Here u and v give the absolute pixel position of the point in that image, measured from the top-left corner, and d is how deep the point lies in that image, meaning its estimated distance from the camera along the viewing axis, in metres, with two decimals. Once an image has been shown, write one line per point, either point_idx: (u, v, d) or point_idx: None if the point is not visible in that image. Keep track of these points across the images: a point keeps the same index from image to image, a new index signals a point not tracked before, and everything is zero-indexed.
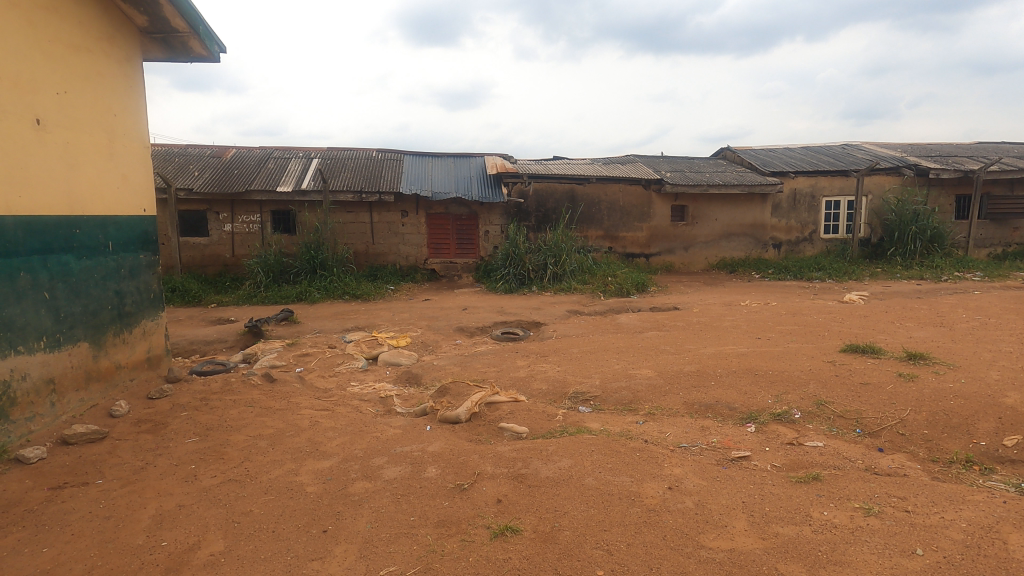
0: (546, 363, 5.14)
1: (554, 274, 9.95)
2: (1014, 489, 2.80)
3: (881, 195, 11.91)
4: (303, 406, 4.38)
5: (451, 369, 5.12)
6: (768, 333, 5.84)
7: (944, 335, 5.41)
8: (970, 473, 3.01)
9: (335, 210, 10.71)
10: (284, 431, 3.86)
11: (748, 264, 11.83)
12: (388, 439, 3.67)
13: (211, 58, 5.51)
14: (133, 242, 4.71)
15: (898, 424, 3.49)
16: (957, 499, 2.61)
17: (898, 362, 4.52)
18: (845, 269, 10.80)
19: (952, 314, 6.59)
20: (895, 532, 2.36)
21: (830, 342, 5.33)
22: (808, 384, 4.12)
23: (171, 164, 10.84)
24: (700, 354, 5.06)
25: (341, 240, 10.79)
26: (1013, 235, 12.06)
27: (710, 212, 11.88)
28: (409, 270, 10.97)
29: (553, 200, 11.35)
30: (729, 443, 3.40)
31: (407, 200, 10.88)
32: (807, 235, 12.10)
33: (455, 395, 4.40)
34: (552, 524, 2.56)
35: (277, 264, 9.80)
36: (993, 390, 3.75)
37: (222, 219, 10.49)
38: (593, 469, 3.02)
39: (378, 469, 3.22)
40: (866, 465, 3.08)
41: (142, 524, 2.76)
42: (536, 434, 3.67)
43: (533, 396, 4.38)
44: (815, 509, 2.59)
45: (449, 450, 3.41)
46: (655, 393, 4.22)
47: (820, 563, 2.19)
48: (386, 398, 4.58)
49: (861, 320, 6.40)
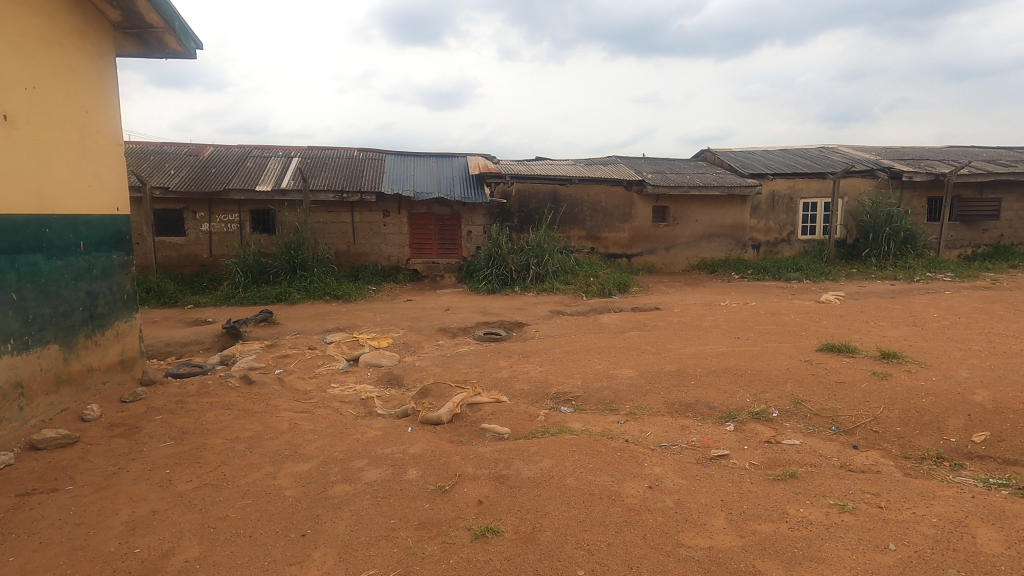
0: (528, 363, 5.15)
1: (537, 274, 9.97)
2: (983, 484, 2.88)
3: (856, 197, 12.16)
4: (283, 408, 4.32)
5: (433, 370, 5.10)
6: (747, 333, 5.92)
7: (916, 334, 5.54)
8: (941, 469, 3.09)
9: (316, 210, 10.60)
10: (262, 434, 3.80)
11: (727, 264, 11.98)
12: (368, 441, 3.64)
13: (187, 54, 5.41)
14: (106, 242, 4.61)
15: (872, 422, 3.56)
16: (928, 494, 2.67)
17: (872, 361, 4.61)
18: (821, 269, 11.00)
19: (924, 313, 6.76)
20: (868, 527, 2.41)
21: (807, 341, 5.42)
22: (786, 382, 4.19)
23: (146, 162, 10.61)
24: (680, 354, 5.10)
25: (323, 240, 10.68)
26: (983, 237, 12.40)
27: (690, 214, 11.99)
28: (391, 270, 10.90)
29: (536, 200, 11.36)
30: (708, 441, 3.44)
31: (389, 200, 10.82)
32: (785, 236, 12.30)
33: (437, 396, 4.38)
34: (533, 525, 2.56)
35: (256, 264, 9.67)
36: (963, 387, 3.85)
37: (199, 218, 10.30)
38: (574, 469, 3.03)
39: (359, 471, 3.19)
40: (842, 462, 3.14)
41: (114, 530, 2.70)
42: (518, 434, 3.67)
43: (515, 396, 4.39)
44: (792, 506, 2.63)
45: (430, 451, 3.39)
46: (637, 393, 4.25)
47: (797, 560, 2.22)
48: (367, 400, 4.54)
49: (837, 319, 6.53)
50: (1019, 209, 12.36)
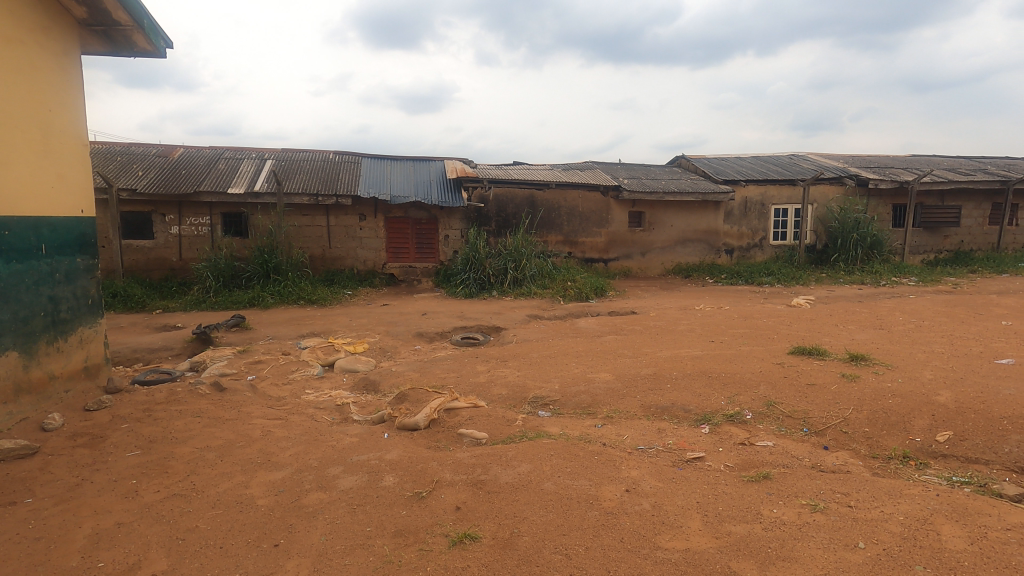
0: (506, 368, 5.15)
1: (514, 279, 9.98)
2: (946, 482, 2.98)
3: (825, 204, 12.49)
4: (255, 415, 4.22)
5: (410, 375, 5.05)
6: (721, 336, 6.03)
7: (882, 337, 5.71)
8: (907, 468, 3.18)
9: (290, 213, 10.44)
10: (234, 442, 3.70)
11: (702, 269, 12.16)
12: (343, 447, 3.58)
13: (156, 53, 5.29)
14: (70, 245, 4.46)
15: (842, 422, 3.65)
16: (896, 493, 2.74)
17: (841, 363, 4.74)
18: (792, 274, 11.27)
19: (890, 316, 6.97)
20: (839, 526, 2.46)
21: (779, 344, 5.54)
22: (759, 385, 4.27)
23: (113, 163, 10.33)
24: (656, 357, 5.16)
25: (297, 244, 10.52)
26: (944, 243, 12.85)
27: (666, 219, 12.14)
28: (367, 274, 10.78)
29: (513, 205, 11.38)
30: (684, 444, 3.49)
31: (365, 204, 10.71)
32: (757, 241, 12.55)
33: (414, 402, 4.33)
34: (511, 530, 2.55)
35: (228, 268, 9.48)
36: (927, 388, 3.98)
37: (169, 221, 10.05)
38: (552, 474, 3.02)
39: (334, 479, 3.13)
40: (813, 463, 3.20)
41: (76, 545, 2.59)
42: (496, 439, 3.65)
43: (493, 401, 4.37)
44: (765, 507, 2.67)
45: (407, 457, 3.36)
46: (614, 396, 4.28)
47: (771, 560, 2.25)
48: (342, 406, 4.47)
49: (807, 323, 6.69)
50: (978, 216, 12.85)
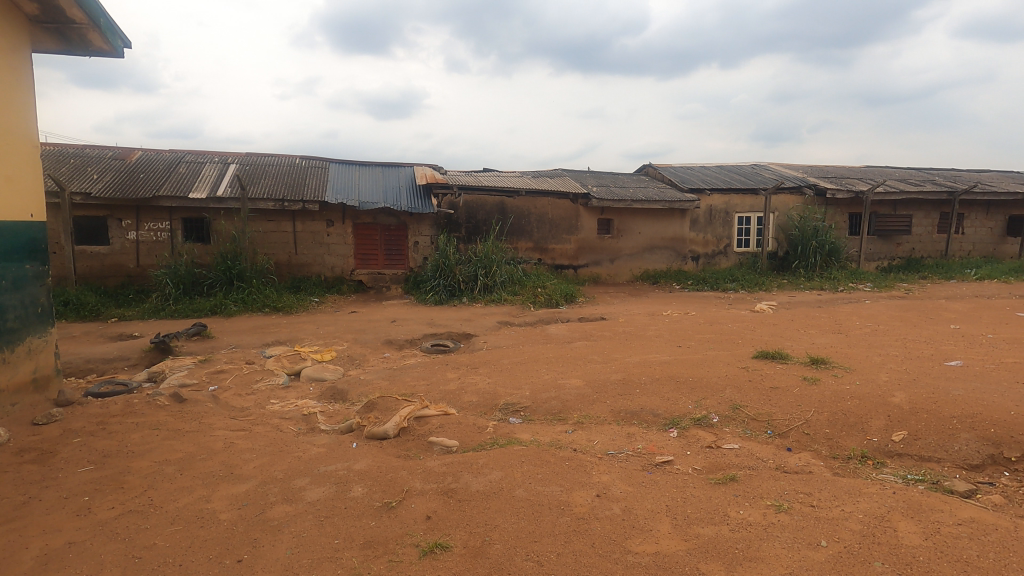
0: (477, 375, 5.12)
1: (484, 285, 9.97)
2: (902, 480, 3.09)
3: (786, 212, 12.90)
4: (217, 426, 4.09)
5: (379, 383, 4.97)
6: (688, 341, 6.14)
7: (841, 341, 5.92)
8: (865, 467, 3.29)
9: (255, 218, 10.20)
10: (195, 454, 3.58)
11: (669, 275, 12.38)
12: (310, 458, 3.50)
13: (113, 53, 5.12)
14: (18, 251, 4.25)
15: (803, 424, 3.76)
16: (855, 492, 2.84)
17: (802, 366, 4.89)
18: (755, 280, 11.58)
19: (848, 321, 7.22)
20: (802, 526, 2.52)
21: (744, 349, 5.68)
22: (725, 389, 4.36)
23: (66, 165, 9.92)
24: (626, 363, 5.22)
25: (262, 250, 10.28)
26: (897, 250, 13.41)
27: (634, 226, 12.33)
28: (334, 281, 10.61)
29: (483, 212, 11.39)
30: (653, 448, 3.53)
31: (333, 210, 10.55)
32: (722, 248, 12.85)
33: (383, 410, 4.27)
34: (482, 538, 2.53)
35: (189, 275, 9.19)
36: (883, 390, 4.13)
37: (126, 226, 9.69)
38: (523, 480, 3.02)
39: (301, 491, 3.06)
40: (777, 464, 3.29)
41: (22, 567, 2.46)
42: (466, 446, 3.63)
43: (463, 408, 4.35)
44: (732, 509, 2.72)
45: (376, 467, 3.30)
46: (584, 402, 4.31)
47: (738, 561, 2.30)
48: (309, 416, 4.37)
49: (770, 327, 6.88)
50: (928, 225, 13.48)
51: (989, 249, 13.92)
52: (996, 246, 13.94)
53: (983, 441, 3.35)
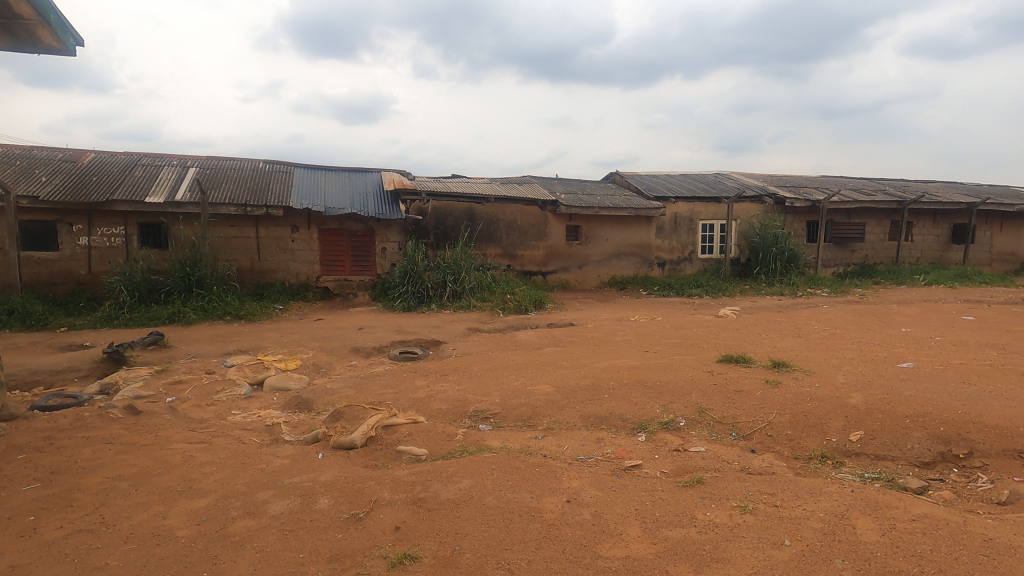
0: (446, 382, 5.08)
1: (453, 292, 9.92)
2: (859, 479, 3.20)
3: (747, 220, 13.28)
4: (175, 439, 3.93)
5: (346, 392, 4.88)
6: (655, 346, 6.24)
7: (800, 345, 6.11)
8: (825, 467, 3.39)
9: (215, 224, 9.92)
10: (151, 469, 3.43)
11: (636, 281, 12.57)
12: (274, 470, 3.39)
13: (65, 51, 4.92)
14: None
15: (766, 426, 3.85)
16: (816, 491, 2.92)
17: (764, 369, 5.02)
18: (719, 286, 11.86)
19: (807, 325, 7.46)
20: (767, 526, 2.58)
21: (709, 353, 5.80)
22: (691, 392, 4.44)
23: (11, 167, 9.44)
24: (595, 368, 5.26)
25: (223, 256, 9.98)
26: (852, 256, 13.95)
27: (601, 233, 12.48)
28: (299, 288, 10.38)
29: (452, 218, 11.34)
30: (622, 452, 3.56)
31: (298, 215, 10.34)
32: (686, 255, 13.13)
33: (350, 419, 4.18)
34: (452, 548, 2.50)
35: (145, 282, 8.85)
36: (841, 391, 4.28)
37: (77, 231, 9.28)
38: (493, 487, 3.00)
39: (264, 504, 2.96)
40: (742, 466, 3.36)
41: None
42: (436, 455, 3.59)
43: (432, 416, 4.30)
44: (699, 511, 2.76)
45: (343, 478, 3.23)
46: (554, 407, 4.32)
47: (705, 562, 2.34)
48: (272, 426, 4.25)
49: (733, 332, 7.05)
50: (880, 232, 14.08)
51: (936, 256, 14.61)
52: (942, 252, 14.64)
53: (933, 439, 3.50)
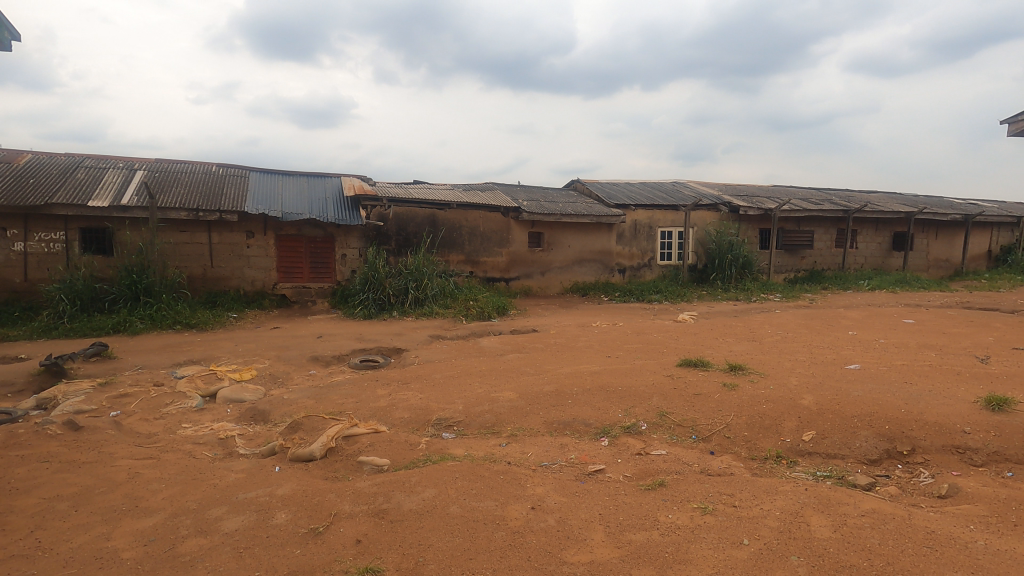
0: (408, 390, 5.00)
1: (415, 299, 9.81)
2: (812, 477, 3.32)
3: (704, 228, 13.67)
4: (120, 455, 3.73)
5: (304, 402, 4.74)
6: (617, 351, 6.33)
7: (755, 348, 6.31)
8: (780, 466, 3.50)
9: (165, 229, 9.52)
10: (93, 488, 3.24)
11: (597, 287, 12.74)
12: (228, 485, 3.26)
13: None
14: None
15: (724, 428, 3.95)
16: (772, 490, 3.01)
17: (722, 373, 5.16)
18: (677, 292, 12.15)
19: (761, 329, 7.72)
20: (726, 526, 2.64)
21: (669, 358, 5.92)
22: (652, 397, 4.51)
23: None
24: (558, 374, 5.28)
25: (173, 263, 9.59)
26: (802, 263, 14.54)
27: (563, 240, 12.60)
28: (255, 296, 10.07)
29: (413, 224, 11.23)
30: (586, 457, 3.59)
31: (253, 221, 10.04)
32: (646, 261, 13.39)
33: (308, 431, 4.07)
34: (415, 560, 2.45)
35: (87, 290, 8.40)
36: (794, 393, 4.43)
37: (12, 237, 8.74)
38: (457, 496, 2.97)
39: (217, 522, 2.84)
40: (701, 467, 3.43)
41: None
42: (398, 465, 3.52)
43: (394, 425, 4.22)
44: (661, 513, 2.80)
45: (302, 491, 3.13)
46: (518, 414, 4.31)
47: (668, 564, 2.37)
48: (226, 440, 4.08)
49: (692, 336, 7.22)
50: (827, 239, 14.72)
51: (879, 262, 15.38)
52: (884, 259, 15.43)
53: (879, 438, 3.67)
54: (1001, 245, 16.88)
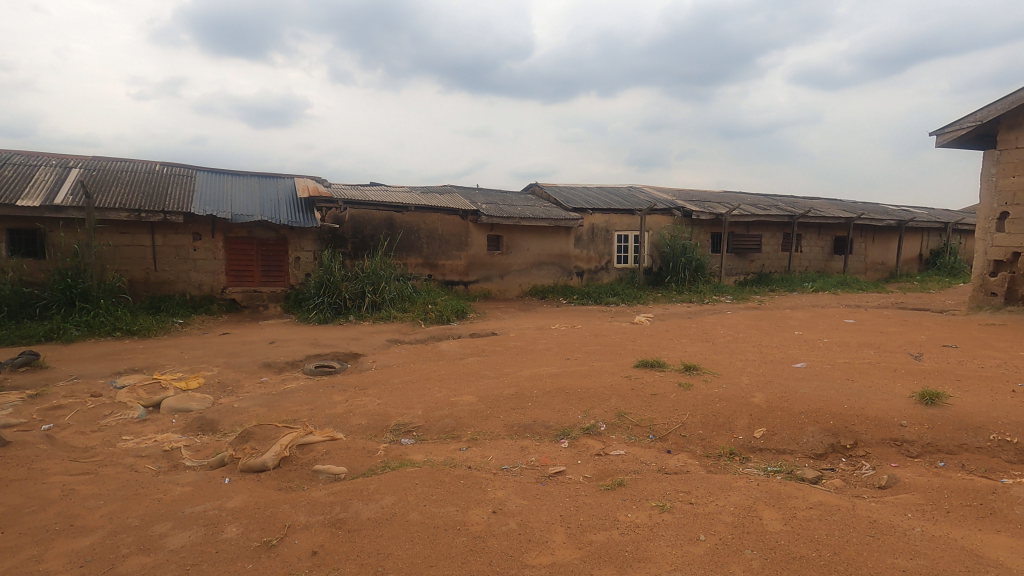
0: (366, 396, 4.90)
1: (372, 302, 9.63)
2: (764, 473, 3.43)
3: (659, 231, 14.00)
4: (54, 471, 3.49)
5: (256, 411, 4.57)
6: (576, 353, 6.40)
7: (708, 348, 6.50)
8: (733, 463, 3.62)
9: (103, 230, 9.03)
10: (22, 507, 3.02)
11: (556, 290, 12.84)
12: (174, 500, 3.10)
13: None
14: None
15: (680, 427, 4.05)
16: (726, 487, 3.09)
17: (677, 373, 5.28)
18: (634, 294, 12.39)
19: (713, 330, 7.96)
20: (683, 523, 2.70)
21: (626, 359, 6.01)
22: (611, 397, 4.57)
23: None
24: (518, 377, 5.29)
25: (112, 266, 9.10)
26: (751, 265, 15.10)
27: (522, 243, 12.65)
28: (202, 300, 9.66)
29: (370, 226, 11.03)
30: (546, 460, 3.60)
31: (201, 223, 9.64)
32: (603, 264, 13.60)
33: (260, 440, 3.92)
34: (374, 569, 2.40)
35: (15, 295, 7.86)
36: (745, 391, 4.58)
37: None
38: (417, 503, 2.92)
39: (161, 538, 2.69)
40: (659, 466, 3.50)
41: None
42: (355, 473, 3.44)
43: (351, 432, 4.13)
44: (621, 513, 2.84)
45: (253, 503, 3.01)
46: (478, 418, 4.29)
47: (628, 563, 2.40)
48: (171, 451, 3.89)
49: (648, 338, 7.37)
50: (774, 243, 15.34)
51: (821, 265, 16.14)
52: (826, 262, 16.20)
53: (825, 432, 3.83)
54: (931, 249, 18.01)
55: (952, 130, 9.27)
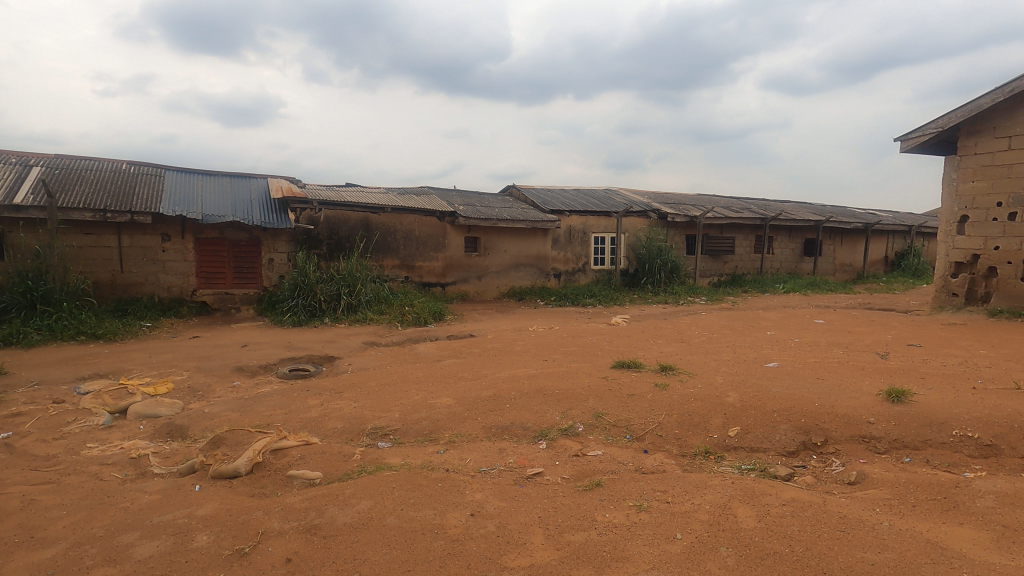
0: (341, 399, 4.83)
1: (347, 305, 9.51)
2: (738, 471, 3.49)
3: (635, 233, 14.14)
4: (13, 481, 3.36)
5: (228, 415, 4.47)
6: (554, 354, 6.42)
7: (683, 349, 6.58)
8: (708, 462, 3.66)
9: (66, 231, 8.73)
10: None
11: (533, 291, 12.86)
12: (142, 508, 3.01)
13: None
14: None
15: (656, 426, 4.09)
16: (702, 485, 3.13)
17: (653, 374, 5.34)
18: (610, 296, 12.49)
19: (689, 331, 8.08)
20: (660, 522, 2.73)
21: (603, 360, 6.05)
22: (588, 398, 4.60)
23: None
24: (495, 378, 5.28)
25: (76, 268, 8.80)
26: (724, 267, 15.36)
27: (499, 245, 12.64)
28: (171, 303, 9.41)
29: (345, 227, 10.89)
30: (524, 461, 3.60)
31: (170, 223, 9.40)
32: (580, 266, 13.67)
33: (232, 445, 3.83)
34: None
35: None
36: (720, 391, 4.65)
37: None
38: (394, 507, 2.88)
39: (128, 549, 2.60)
40: (636, 466, 3.53)
41: None
42: (331, 477, 3.39)
43: (327, 436, 4.06)
44: (599, 513, 2.85)
45: (225, 510, 2.94)
46: (455, 420, 4.27)
47: (606, 562, 2.41)
48: (139, 459, 3.77)
49: (625, 339, 7.43)
50: (747, 245, 15.64)
51: (792, 267, 16.50)
52: (796, 264, 16.57)
53: (796, 430, 3.91)
54: (896, 251, 18.57)
55: (915, 136, 9.58)
